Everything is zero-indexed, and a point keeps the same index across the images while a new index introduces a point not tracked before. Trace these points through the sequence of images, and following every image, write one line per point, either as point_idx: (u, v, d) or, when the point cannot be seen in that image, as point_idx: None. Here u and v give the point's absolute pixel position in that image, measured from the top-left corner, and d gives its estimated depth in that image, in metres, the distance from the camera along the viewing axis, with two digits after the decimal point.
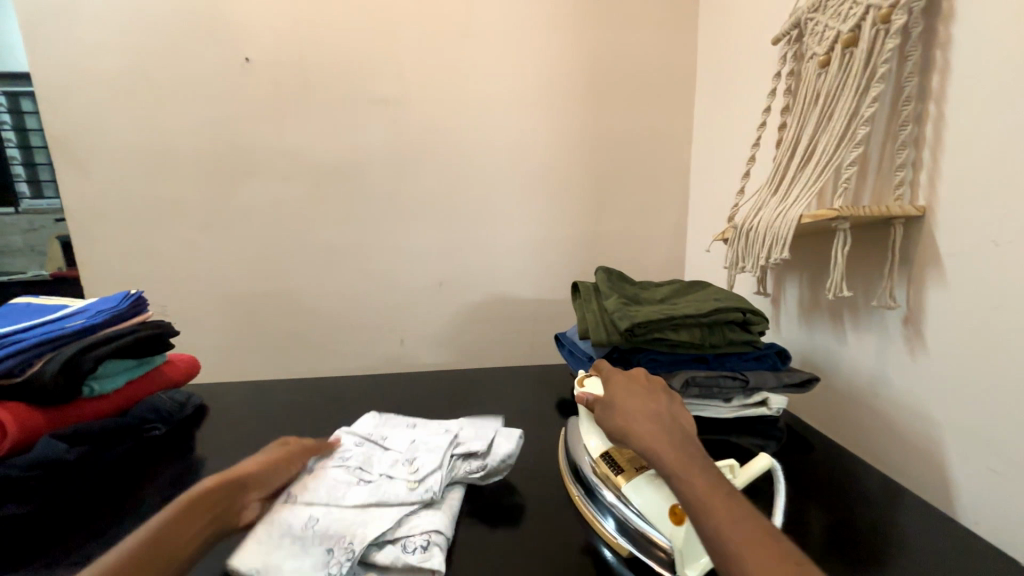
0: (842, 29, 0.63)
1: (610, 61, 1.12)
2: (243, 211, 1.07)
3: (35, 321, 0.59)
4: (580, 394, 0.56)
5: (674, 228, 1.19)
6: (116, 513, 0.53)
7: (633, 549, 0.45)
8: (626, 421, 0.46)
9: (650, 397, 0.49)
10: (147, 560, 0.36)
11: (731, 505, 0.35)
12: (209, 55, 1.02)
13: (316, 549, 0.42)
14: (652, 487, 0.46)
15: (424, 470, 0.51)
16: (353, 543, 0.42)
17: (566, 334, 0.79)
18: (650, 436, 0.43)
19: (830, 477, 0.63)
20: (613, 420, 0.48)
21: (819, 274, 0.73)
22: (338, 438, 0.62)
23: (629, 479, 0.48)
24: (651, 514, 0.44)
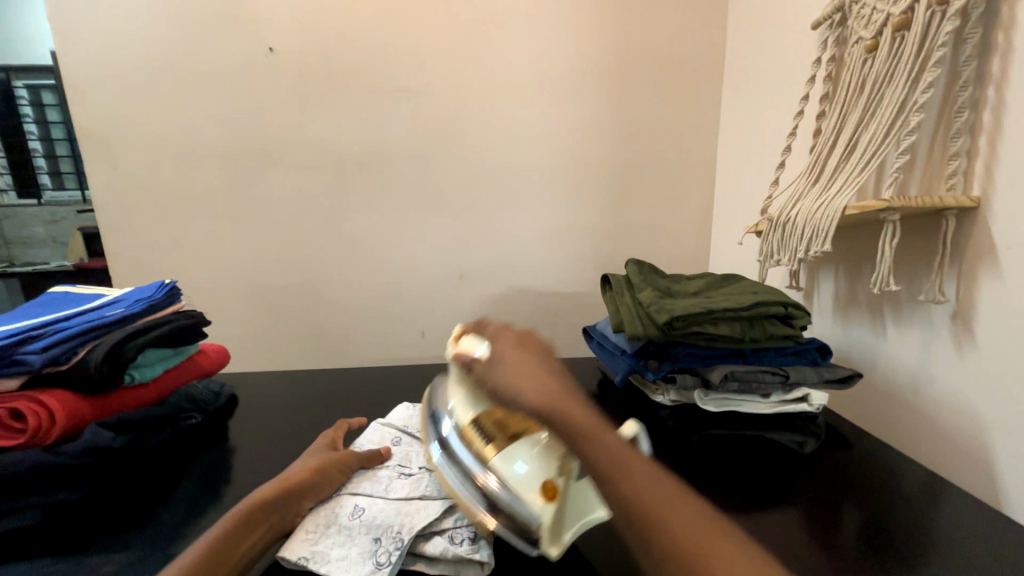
0: (892, 12, 0.61)
1: (636, 49, 1.09)
2: (267, 203, 1.07)
3: (76, 310, 0.59)
4: (459, 355, 0.51)
5: (698, 221, 1.17)
6: (158, 501, 0.53)
7: (498, 519, 0.43)
8: (515, 384, 0.42)
9: (530, 361, 0.46)
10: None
11: (632, 456, 0.37)
12: (233, 45, 1.01)
13: (364, 538, 0.43)
14: (528, 456, 0.45)
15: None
16: (402, 533, 0.43)
17: (596, 328, 0.78)
18: (562, 420, 0.38)
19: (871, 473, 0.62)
20: (503, 384, 0.43)
21: (858, 268, 0.71)
22: (374, 430, 0.62)
23: (499, 449, 0.45)
24: (521, 485, 0.43)
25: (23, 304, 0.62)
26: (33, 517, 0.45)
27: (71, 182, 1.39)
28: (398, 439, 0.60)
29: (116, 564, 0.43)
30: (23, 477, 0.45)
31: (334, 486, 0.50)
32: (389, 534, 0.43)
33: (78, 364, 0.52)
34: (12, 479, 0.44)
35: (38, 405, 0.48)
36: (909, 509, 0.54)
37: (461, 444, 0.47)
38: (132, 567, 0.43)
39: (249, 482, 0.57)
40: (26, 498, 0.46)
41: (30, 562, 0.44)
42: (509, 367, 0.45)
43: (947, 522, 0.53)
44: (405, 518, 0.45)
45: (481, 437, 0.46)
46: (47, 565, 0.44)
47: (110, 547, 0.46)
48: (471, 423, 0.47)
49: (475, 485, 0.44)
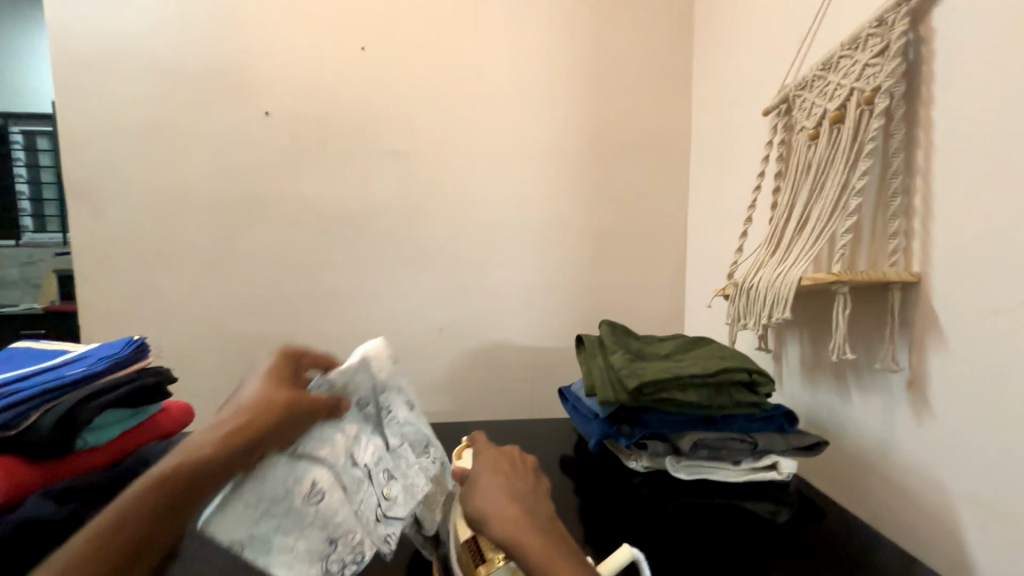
0: (828, 107, 0.69)
1: (610, 123, 1.18)
2: (250, 256, 1.08)
3: (35, 368, 0.57)
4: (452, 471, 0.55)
5: (672, 281, 1.22)
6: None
7: None
8: (485, 503, 0.45)
9: (509, 478, 0.48)
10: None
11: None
12: (231, 109, 1.07)
13: (315, 535, 0.43)
14: None
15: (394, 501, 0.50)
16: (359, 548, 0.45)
17: (570, 390, 0.79)
18: (519, 545, 0.41)
19: (847, 545, 0.61)
20: (473, 502, 0.45)
21: (820, 333, 0.75)
22: (343, 368, 0.50)
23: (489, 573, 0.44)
24: None
25: None
26: None
27: (53, 225, 1.37)
28: (349, 435, 0.49)
29: None
30: None
31: (289, 434, 0.44)
32: (346, 539, 0.44)
33: (28, 427, 0.50)
34: None
35: None
36: None
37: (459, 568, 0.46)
38: None
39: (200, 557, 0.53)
40: None
41: None
42: (485, 480, 0.47)
43: None
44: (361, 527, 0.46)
45: (474, 559, 0.45)
46: None
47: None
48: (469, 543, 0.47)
49: None
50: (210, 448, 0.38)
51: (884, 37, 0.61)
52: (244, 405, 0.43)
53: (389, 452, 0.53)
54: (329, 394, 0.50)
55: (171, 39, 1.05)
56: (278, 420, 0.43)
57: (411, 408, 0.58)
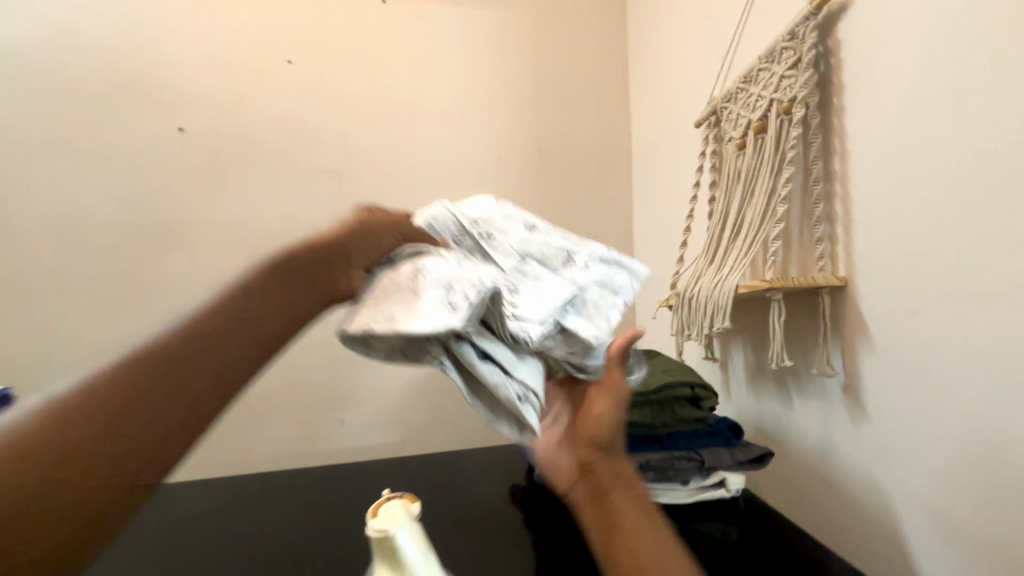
0: (752, 117, 0.70)
1: (554, 139, 1.18)
2: (165, 286, 0.97)
3: None
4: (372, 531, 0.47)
5: None
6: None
7: None
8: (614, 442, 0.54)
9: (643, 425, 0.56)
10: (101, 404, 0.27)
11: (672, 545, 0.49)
12: (141, 126, 0.97)
13: (434, 290, 0.40)
14: None
15: (525, 308, 0.44)
16: (473, 285, 0.40)
17: None
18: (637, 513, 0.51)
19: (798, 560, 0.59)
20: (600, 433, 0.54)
21: (760, 340, 0.75)
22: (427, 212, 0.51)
23: None
24: None
25: None
26: None
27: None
28: (461, 236, 0.49)
29: None
30: None
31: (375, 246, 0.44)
32: (461, 283, 0.40)
33: None
34: None
35: None
36: None
37: None
38: None
39: None
40: None
41: None
42: (600, 412, 0.54)
43: None
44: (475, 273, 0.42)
45: None
46: None
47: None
48: None
49: None
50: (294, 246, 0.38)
51: (797, 50, 0.63)
52: (341, 222, 0.43)
53: (513, 269, 0.48)
54: (433, 230, 0.49)
55: (71, 53, 0.95)
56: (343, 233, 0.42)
57: (530, 230, 0.52)
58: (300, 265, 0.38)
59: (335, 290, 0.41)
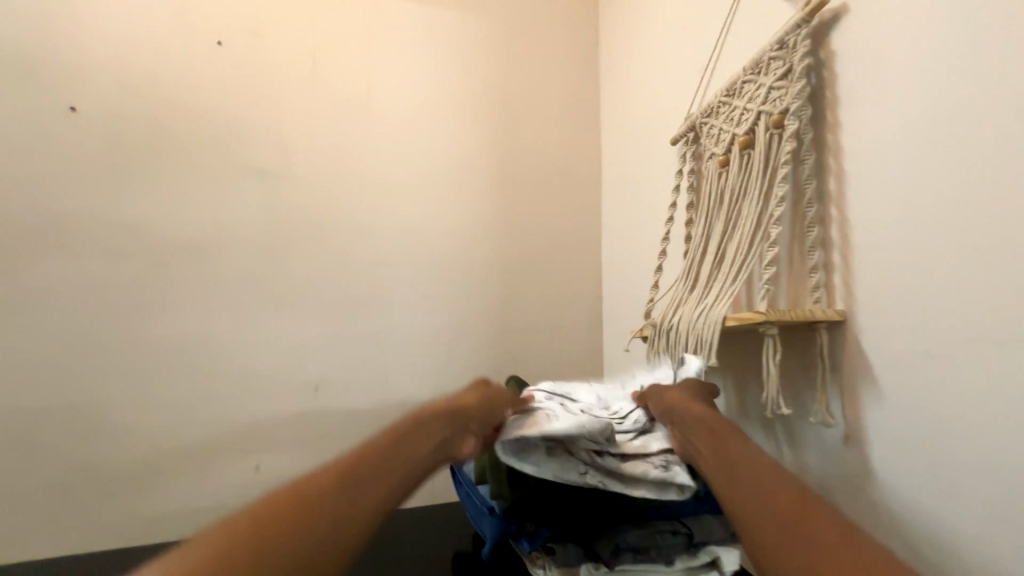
0: (737, 131, 0.63)
1: (520, 154, 1.09)
2: (26, 297, 0.76)
3: None
4: None
5: (591, 321, 1.10)
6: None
7: None
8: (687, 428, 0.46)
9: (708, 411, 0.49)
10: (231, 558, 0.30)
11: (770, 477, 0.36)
12: (15, 101, 0.78)
13: (566, 418, 0.46)
14: None
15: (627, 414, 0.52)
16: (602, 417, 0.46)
17: (463, 470, 0.59)
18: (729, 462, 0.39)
19: None
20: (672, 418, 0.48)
21: (745, 380, 0.66)
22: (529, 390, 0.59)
23: None
24: None
25: None
26: None
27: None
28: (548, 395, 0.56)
29: None
30: None
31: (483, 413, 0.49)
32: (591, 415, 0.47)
33: None
34: None
35: None
36: None
37: None
38: None
39: None
40: None
41: None
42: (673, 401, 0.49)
43: None
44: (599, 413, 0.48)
45: None
46: None
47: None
48: None
49: None
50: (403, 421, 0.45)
51: (787, 59, 0.57)
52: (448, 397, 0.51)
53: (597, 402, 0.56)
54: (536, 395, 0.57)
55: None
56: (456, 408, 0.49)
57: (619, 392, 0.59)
58: (421, 433, 0.45)
59: (447, 451, 0.47)
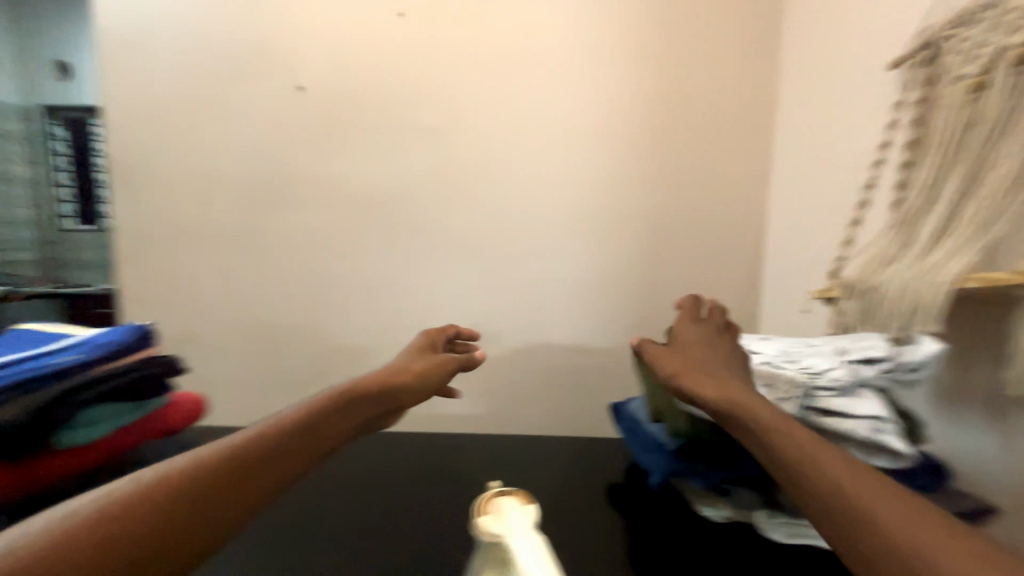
0: (1014, 42, 0.49)
1: (684, 95, 1.00)
2: (277, 240, 0.99)
3: (25, 356, 0.53)
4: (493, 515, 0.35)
5: (748, 280, 1.02)
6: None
7: None
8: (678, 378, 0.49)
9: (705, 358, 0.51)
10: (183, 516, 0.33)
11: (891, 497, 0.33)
12: (262, 82, 0.98)
13: (753, 391, 0.44)
14: None
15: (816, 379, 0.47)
16: None
17: (627, 408, 0.63)
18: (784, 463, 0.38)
19: None
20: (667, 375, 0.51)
21: (970, 355, 0.56)
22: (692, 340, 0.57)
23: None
24: None
25: None
26: None
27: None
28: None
29: None
30: None
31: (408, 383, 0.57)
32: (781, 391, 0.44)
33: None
34: None
35: None
36: None
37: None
38: None
39: None
40: None
41: None
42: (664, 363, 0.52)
43: None
44: None
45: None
46: None
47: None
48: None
49: None
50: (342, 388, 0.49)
51: None
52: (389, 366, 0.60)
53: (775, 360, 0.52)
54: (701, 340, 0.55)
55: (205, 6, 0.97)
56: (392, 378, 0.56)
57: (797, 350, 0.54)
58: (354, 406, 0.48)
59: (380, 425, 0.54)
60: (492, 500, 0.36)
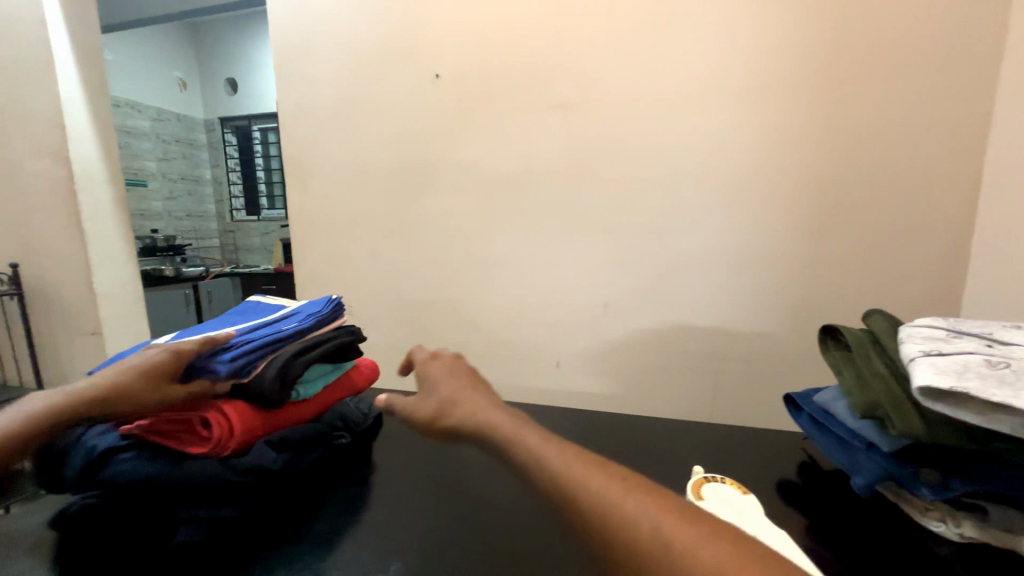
0: None
1: (873, 24, 0.79)
2: (419, 223, 1.07)
3: (262, 321, 0.63)
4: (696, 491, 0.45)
5: (950, 254, 0.82)
6: (283, 553, 0.47)
7: None
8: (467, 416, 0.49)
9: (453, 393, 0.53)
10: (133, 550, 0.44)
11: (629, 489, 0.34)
12: (403, 73, 1.03)
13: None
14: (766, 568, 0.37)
15: None
16: None
17: (812, 399, 0.57)
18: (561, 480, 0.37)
19: None
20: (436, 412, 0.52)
21: None
22: (906, 330, 0.48)
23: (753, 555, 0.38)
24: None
25: (226, 312, 0.70)
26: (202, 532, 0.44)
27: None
28: (954, 334, 0.45)
29: None
30: (198, 487, 0.45)
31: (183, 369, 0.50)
32: None
33: (254, 377, 0.53)
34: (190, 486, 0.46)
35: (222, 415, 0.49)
36: None
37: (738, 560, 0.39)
38: None
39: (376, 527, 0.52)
40: (202, 509, 0.46)
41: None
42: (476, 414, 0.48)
43: None
44: None
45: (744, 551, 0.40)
46: None
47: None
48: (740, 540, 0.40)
49: None
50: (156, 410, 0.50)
51: None
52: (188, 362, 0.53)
53: None
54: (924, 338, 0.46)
55: (350, 8, 1.04)
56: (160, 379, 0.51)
57: None
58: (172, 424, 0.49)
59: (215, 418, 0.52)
60: (703, 486, 0.45)
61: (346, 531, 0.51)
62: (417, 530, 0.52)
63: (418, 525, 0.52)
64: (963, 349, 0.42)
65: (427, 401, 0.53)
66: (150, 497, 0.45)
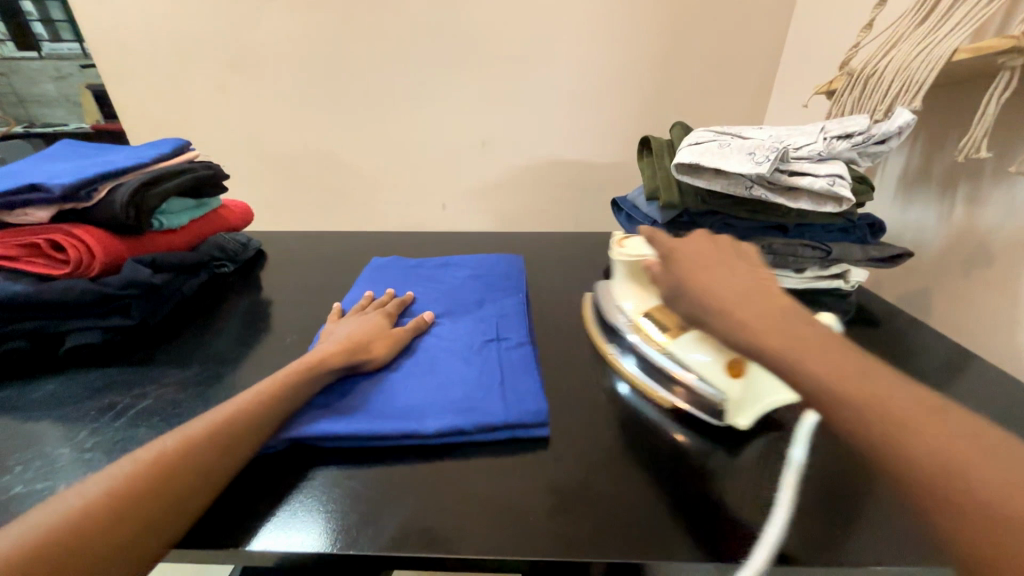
0: None
1: None
2: (262, 50, 0.93)
3: (98, 156, 0.57)
4: (625, 255, 0.51)
5: (760, 79, 0.96)
6: (184, 348, 0.53)
7: (686, 404, 0.42)
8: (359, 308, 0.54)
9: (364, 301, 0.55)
10: (129, 511, 0.28)
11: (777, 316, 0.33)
12: None
13: (739, 155, 0.51)
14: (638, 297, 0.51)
15: (801, 144, 0.51)
16: (773, 148, 0.50)
17: (626, 200, 0.71)
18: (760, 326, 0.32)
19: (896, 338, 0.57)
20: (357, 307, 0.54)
21: (946, 135, 0.58)
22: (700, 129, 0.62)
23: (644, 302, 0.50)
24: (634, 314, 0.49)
25: (56, 143, 0.62)
26: (95, 336, 0.49)
27: (66, 32, 1.00)
28: (722, 129, 0.60)
29: (177, 377, 0.48)
30: (73, 302, 0.47)
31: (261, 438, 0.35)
32: (764, 149, 0.50)
33: (101, 202, 0.51)
34: (65, 303, 0.47)
35: (75, 239, 0.49)
36: (930, 373, 0.50)
37: (633, 332, 0.48)
38: (196, 378, 0.48)
39: (272, 319, 0.59)
40: (86, 319, 0.49)
41: (77, 377, 0.48)
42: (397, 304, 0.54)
43: (974, 385, 0.48)
44: (770, 144, 0.51)
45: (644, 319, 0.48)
46: (117, 374, 0.48)
47: (148, 383, 0.47)
48: (644, 317, 0.48)
49: (656, 373, 0.45)
50: (221, 438, 0.33)
51: None
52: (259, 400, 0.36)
53: (771, 134, 0.56)
54: (706, 134, 0.60)
55: None
56: (236, 430, 0.34)
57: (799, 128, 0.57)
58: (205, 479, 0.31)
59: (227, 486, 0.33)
60: (621, 240, 0.54)
61: (243, 326, 0.58)
62: (309, 316, 0.60)
63: (308, 314, 0.60)
64: (719, 136, 0.57)
65: (380, 338, 0.47)
66: (20, 314, 0.47)
